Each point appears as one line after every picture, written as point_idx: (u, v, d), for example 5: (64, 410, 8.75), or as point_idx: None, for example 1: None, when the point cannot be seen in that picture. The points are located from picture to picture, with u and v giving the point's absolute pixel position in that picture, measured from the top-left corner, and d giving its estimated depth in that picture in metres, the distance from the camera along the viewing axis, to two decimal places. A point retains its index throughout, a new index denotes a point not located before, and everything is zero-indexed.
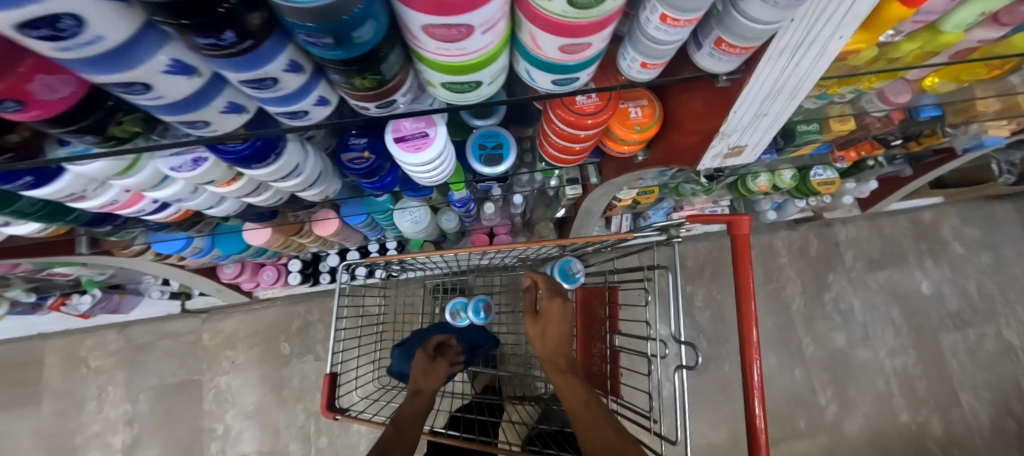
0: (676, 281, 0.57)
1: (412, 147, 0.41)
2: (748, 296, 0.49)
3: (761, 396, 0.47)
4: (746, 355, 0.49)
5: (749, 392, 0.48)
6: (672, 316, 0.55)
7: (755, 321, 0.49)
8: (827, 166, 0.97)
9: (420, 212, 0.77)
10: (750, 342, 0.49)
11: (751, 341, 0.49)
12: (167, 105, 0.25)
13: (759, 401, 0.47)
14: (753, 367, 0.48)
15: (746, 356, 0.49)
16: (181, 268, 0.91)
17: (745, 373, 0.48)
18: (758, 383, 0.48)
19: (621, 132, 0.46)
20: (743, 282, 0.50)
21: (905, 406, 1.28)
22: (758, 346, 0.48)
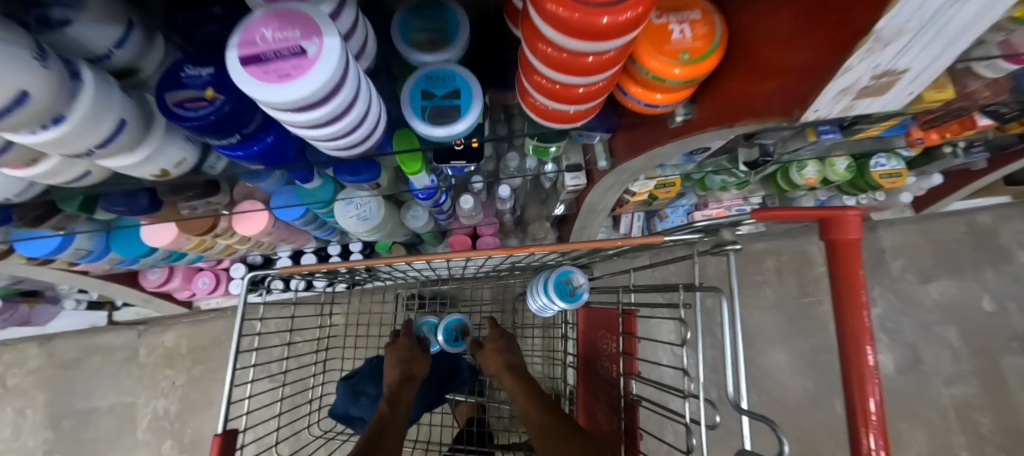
0: (732, 291, 0.42)
1: (273, 74, 0.22)
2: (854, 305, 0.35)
3: (881, 433, 0.33)
4: (854, 384, 0.34)
5: (857, 430, 0.34)
6: (732, 329, 0.40)
7: (869, 340, 0.35)
8: (892, 154, 0.77)
9: (371, 205, 0.59)
10: (860, 368, 0.34)
11: (866, 367, 0.34)
12: None
13: (879, 444, 0.33)
14: (870, 399, 0.33)
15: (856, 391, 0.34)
16: (83, 274, 0.73)
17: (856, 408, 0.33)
18: (876, 420, 0.33)
19: (657, 66, 0.27)
20: (847, 290, 0.36)
21: (964, 443, 1.09)
22: (876, 372, 0.34)
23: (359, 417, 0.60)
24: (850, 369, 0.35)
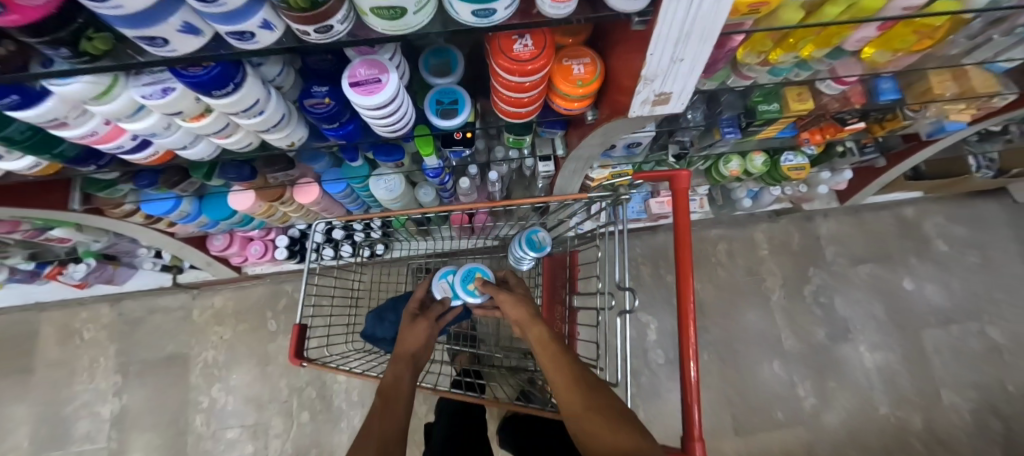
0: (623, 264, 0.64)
1: (365, 91, 0.44)
2: (686, 286, 0.51)
3: (697, 397, 0.47)
4: (683, 353, 0.50)
5: (686, 390, 0.49)
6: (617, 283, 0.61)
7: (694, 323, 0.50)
8: (797, 152, 0.98)
9: (395, 181, 0.80)
10: (688, 342, 0.50)
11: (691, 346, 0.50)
12: (127, 19, 0.28)
13: (697, 403, 0.47)
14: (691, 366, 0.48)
15: (684, 358, 0.50)
16: (170, 235, 0.95)
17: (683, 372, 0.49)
18: (694, 384, 0.48)
19: (566, 87, 0.49)
20: (683, 292, 0.51)
21: (886, 400, 1.28)
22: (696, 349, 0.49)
23: (383, 336, 0.82)
24: (685, 353, 0.50)
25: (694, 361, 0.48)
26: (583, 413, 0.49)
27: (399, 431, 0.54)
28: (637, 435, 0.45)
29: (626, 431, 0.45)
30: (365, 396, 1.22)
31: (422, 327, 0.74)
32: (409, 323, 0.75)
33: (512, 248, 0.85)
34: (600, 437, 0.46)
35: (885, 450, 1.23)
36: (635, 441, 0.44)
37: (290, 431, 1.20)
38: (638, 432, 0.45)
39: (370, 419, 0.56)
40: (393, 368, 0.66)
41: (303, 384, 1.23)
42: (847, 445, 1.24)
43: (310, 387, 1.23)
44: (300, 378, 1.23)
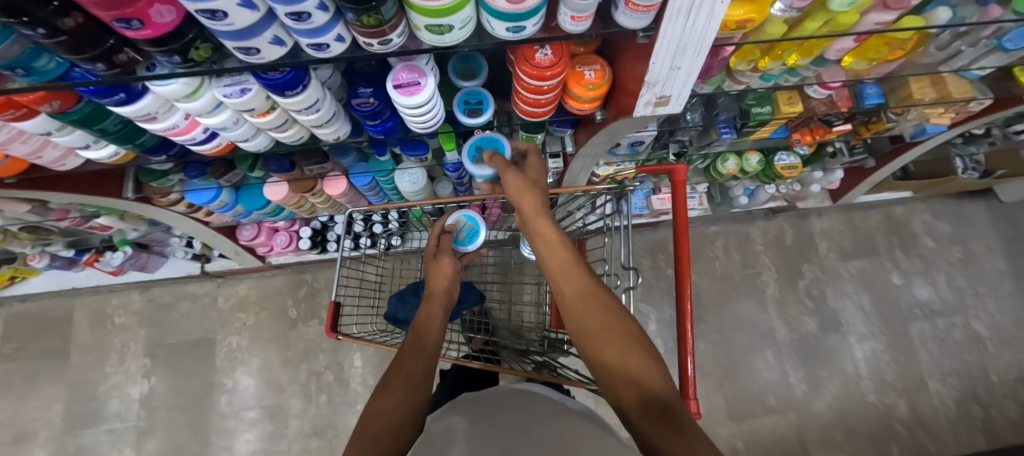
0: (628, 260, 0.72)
1: (406, 92, 0.51)
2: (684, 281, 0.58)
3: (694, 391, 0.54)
4: (682, 351, 0.56)
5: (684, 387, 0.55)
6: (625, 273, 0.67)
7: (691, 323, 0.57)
8: (790, 152, 1.05)
9: (418, 174, 0.87)
10: (686, 342, 0.56)
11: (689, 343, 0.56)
12: (234, 32, 0.36)
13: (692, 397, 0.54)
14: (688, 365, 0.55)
15: (683, 354, 0.56)
16: (206, 225, 1.02)
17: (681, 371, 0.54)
18: (691, 379, 0.54)
19: (578, 91, 0.56)
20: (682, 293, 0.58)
21: (874, 388, 1.33)
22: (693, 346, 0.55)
23: (405, 318, 0.88)
24: (684, 348, 0.56)
25: (691, 357, 0.55)
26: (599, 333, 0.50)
27: (425, 372, 0.58)
28: (648, 358, 0.47)
29: (640, 353, 0.47)
30: (381, 380, 1.29)
31: (446, 266, 0.80)
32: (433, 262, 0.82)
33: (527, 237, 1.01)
34: (614, 355, 0.47)
35: (873, 436, 1.29)
36: (645, 366, 0.46)
37: (307, 412, 1.26)
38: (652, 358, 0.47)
39: (400, 360, 0.60)
40: (428, 307, 0.73)
41: (321, 368, 1.30)
42: (835, 430, 1.30)
43: (328, 371, 1.30)
44: (319, 363, 1.31)
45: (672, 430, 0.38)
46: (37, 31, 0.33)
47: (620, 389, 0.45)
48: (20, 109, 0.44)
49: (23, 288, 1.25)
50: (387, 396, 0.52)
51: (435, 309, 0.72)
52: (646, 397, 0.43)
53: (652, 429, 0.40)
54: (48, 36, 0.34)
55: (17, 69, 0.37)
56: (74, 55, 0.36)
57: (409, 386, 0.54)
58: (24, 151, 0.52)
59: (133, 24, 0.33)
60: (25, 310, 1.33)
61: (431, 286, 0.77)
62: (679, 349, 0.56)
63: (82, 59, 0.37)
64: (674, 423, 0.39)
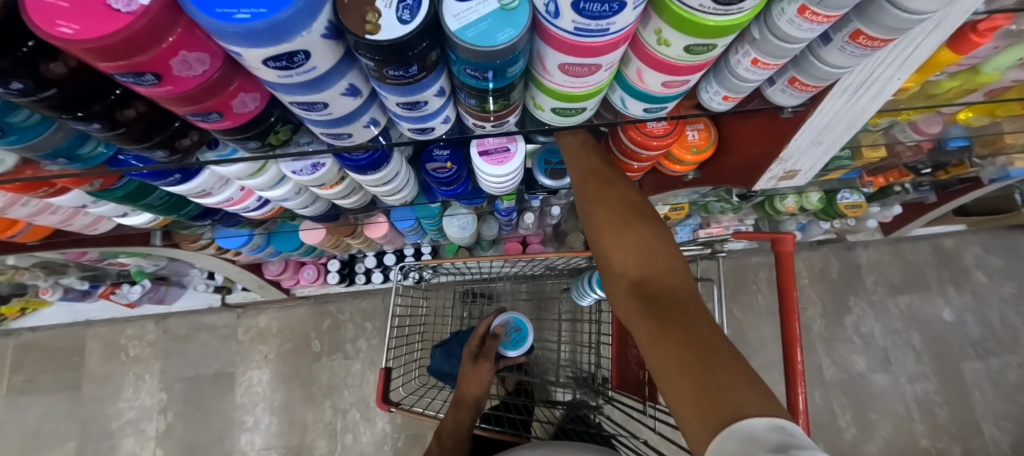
0: (720, 294, 0.61)
1: (494, 160, 0.45)
2: (792, 312, 0.52)
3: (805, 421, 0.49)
4: (791, 382, 0.51)
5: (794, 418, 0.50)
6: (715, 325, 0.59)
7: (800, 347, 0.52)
8: (854, 190, 0.99)
9: (468, 219, 0.82)
10: (795, 367, 0.51)
11: (797, 367, 0.51)
12: (330, 120, 0.29)
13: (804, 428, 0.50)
14: (800, 393, 0.50)
15: (791, 384, 0.51)
16: (232, 262, 0.96)
17: (791, 401, 0.50)
18: (802, 410, 0.50)
19: (678, 153, 0.49)
20: (788, 313, 0.53)
21: (926, 432, 1.27)
22: (802, 372, 0.50)
23: (451, 372, 0.83)
24: (791, 378, 0.51)
25: (803, 388, 0.49)
26: (607, 228, 0.43)
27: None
28: (665, 251, 0.40)
29: (655, 247, 0.40)
30: (409, 420, 1.22)
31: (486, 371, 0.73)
32: (471, 365, 0.75)
33: (578, 282, 0.92)
34: (620, 253, 0.42)
35: None
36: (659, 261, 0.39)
37: (333, 453, 1.20)
38: (671, 253, 0.40)
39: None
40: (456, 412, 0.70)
41: (347, 406, 1.24)
42: None
43: (354, 408, 1.23)
44: (344, 400, 1.24)
45: (672, 331, 0.33)
46: (90, 125, 0.27)
47: (624, 287, 0.40)
48: (53, 186, 0.38)
49: (34, 319, 1.19)
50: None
51: (462, 416, 0.69)
52: (647, 292, 0.37)
53: (649, 328, 0.35)
54: (104, 130, 0.27)
55: (59, 159, 0.31)
56: (132, 145, 0.30)
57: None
58: (52, 221, 0.46)
59: (211, 116, 0.27)
60: (35, 340, 1.27)
61: (462, 390, 0.72)
62: (786, 379, 0.51)
63: (140, 148, 0.31)
64: (680, 326, 0.33)
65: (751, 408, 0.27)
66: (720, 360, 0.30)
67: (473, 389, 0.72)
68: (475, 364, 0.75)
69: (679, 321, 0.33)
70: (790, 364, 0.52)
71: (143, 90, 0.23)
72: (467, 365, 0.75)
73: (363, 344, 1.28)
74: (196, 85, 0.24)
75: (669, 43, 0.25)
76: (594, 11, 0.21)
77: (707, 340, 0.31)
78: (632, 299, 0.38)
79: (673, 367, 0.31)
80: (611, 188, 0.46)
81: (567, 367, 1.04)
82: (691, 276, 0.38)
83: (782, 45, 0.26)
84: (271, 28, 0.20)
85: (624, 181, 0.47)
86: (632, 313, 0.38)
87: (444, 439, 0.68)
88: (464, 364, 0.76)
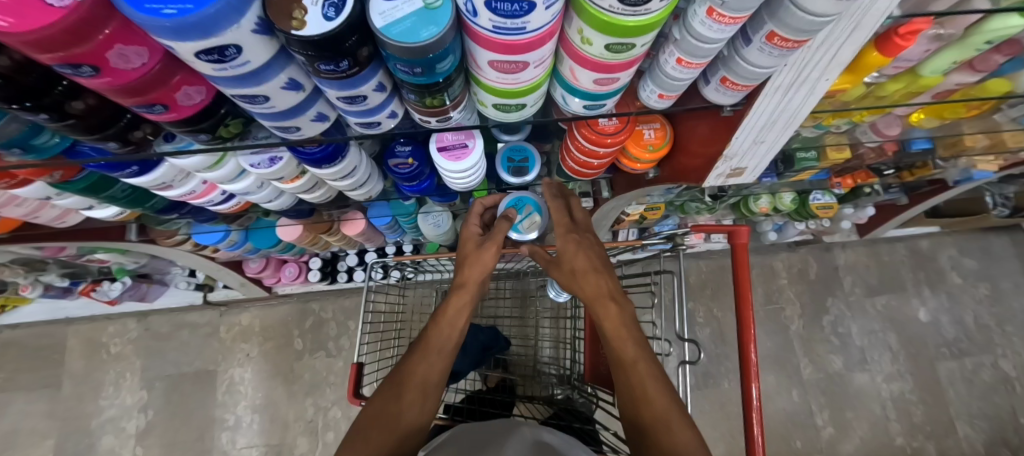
0: (681, 298, 0.61)
1: (452, 156, 0.46)
2: (746, 305, 0.53)
3: (760, 420, 0.50)
4: (744, 376, 0.52)
5: (748, 414, 0.51)
6: (676, 322, 0.59)
7: (753, 342, 0.53)
8: (826, 191, 1.02)
9: (443, 217, 0.82)
10: (749, 363, 0.52)
11: (751, 364, 0.52)
12: (276, 113, 0.31)
13: (758, 423, 0.50)
14: (753, 391, 0.51)
15: (746, 381, 0.52)
16: (212, 259, 0.96)
17: (745, 397, 0.51)
18: (756, 408, 0.51)
19: (635, 151, 0.51)
20: (743, 312, 0.54)
21: (901, 431, 1.29)
22: (756, 370, 0.52)
23: None
24: (747, 375, 0.52)
25: (755, 385, 0.51)
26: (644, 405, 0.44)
27: (442, 376, 0.52)
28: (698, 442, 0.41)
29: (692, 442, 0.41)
30: None
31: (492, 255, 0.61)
32: (473, 248, 0.63)
33: (553, 278, 0.93)
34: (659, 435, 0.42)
35: None
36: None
37: (315, 451, 1.20)
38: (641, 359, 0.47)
39: (411, 359, 0.53)
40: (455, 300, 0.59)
41: (328, 404, 1.24)
42: None
43: (335, 406, 1.24)
44: (326, 398, 1.25)
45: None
46: (39, 116, 0.27)
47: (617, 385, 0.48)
48: (15, 178, 0.39)
49: (11, 317, 1.18)
50: (400, 405, 0.48)
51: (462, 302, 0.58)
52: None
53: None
54: (53, 120, 0.28)
55: (14, 149, 0.32)
56: (84, 136, 0.31)
57: (421, 397, 0.49)
58: (19, 213, 0.47)
59: (156, 108, 0.28)
60: (15, 338, 1.26)
61: (463, 273, 0.61)
62: (740, 376, 0.52)
63: (92, 139, 0.32)
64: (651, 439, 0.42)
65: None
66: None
67: (475, 270, 0.61)
68: (480, 247, 0.62)
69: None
70: (745, 362, 0.53)
71: (83, 81, 0.24)
72: (468, 247, 0.63)
73: (345, 343, 1.29)
74: (137, 78, 0.25)
75: (590, 42, 0.27)
76: (506, 10, 0.23)
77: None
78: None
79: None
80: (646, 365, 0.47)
81: (550, 365, 1.05)
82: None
83: (699, 45, 0.28)
84: (197, 23, 0.21)
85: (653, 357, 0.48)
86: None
87: (444, 329, 0.55)
88: (464, 245, 0.64)
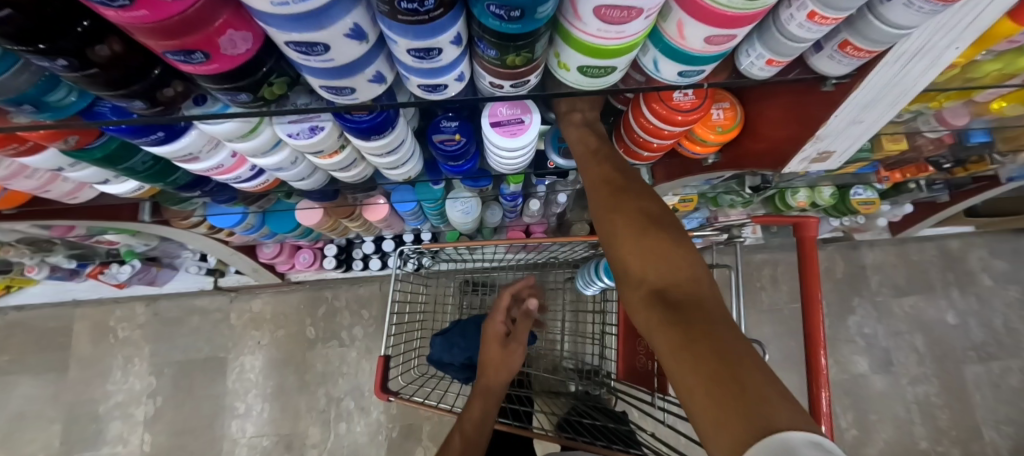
0: (737, 294, 0.57)
1: (507, 132, 0.42)
2: (816, 304, 0.49)
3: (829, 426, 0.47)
4: (813, 382, 0.48)
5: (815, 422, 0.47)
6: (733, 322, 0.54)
7: (823, 347, 0.49)
8: (867, 186, 0.97)
9: (471, 204, 0.78)
10: (818, 368, 0.48)
11: (821, 369, 0.48)
12: (332, 69, 0.26)
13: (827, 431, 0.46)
14: (823, 398, 0.47)
15: (814, 386, 0.48)
16: (225, 243, 0.92)
17: (814, 404, 0.47)
18: (825, 415, 0.47)
19: (702, 132, 0.46)
20: (812, 312, 0.50)
21: (926, 435, 1.26)
22: (826, 376, 0.48)
23: (450, 362, 0.81)
24: (816, 381, 0.48)
25: (825, 391, 0.47)
26: (621, 233, 0.39)
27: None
28: (683, 253, 0.36)
29: (674, 254, 0.36)
30: (406, 410, 1.20)
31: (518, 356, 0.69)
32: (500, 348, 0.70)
33: (582, 270, 0.89)
34: (633, 258, 0.37)
35: None
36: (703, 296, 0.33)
37: (326, 442, 1.18)
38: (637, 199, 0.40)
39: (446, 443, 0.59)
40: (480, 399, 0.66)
41: (340, 394, 1.21)
42: None
43: (348, 397, 1.21)
44: (338, 388, 1.22)
45: (696, 344, 0.29)
46: (55, 63, 0.23)
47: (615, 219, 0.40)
48: (25, 143, 0.34)
49: (17, 298, 1.14)
50: None
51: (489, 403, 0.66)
52: (664, 295, 0.34)
53: (669, 337, 0.31)
54: (72, 69, 0.23)
55: (24, 106, 0.27)
56: (107, 92, 0.26)
57: None
58: (28, 186, 0.43)
59: (195, 56, 0.23)
60: (20, 320, 1.23)
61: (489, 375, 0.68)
62: (808, 381, 0.48)
63: (116, 96, 0.27)
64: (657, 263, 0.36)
65: (786, 417, 0.24)
66: (753, 386, 0.26)
67: (499, 377, 0.67)
68: (505, 349, 0.70)
69: (707, 334, 0.29)
70: (813, 367, 0.49)
71: (111, 14, 0.19)
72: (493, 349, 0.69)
73: (359, 332, 1.25)
74: (178, 13, 0.20)
75: None
76: None
77: (738, 362, 0.27)
78: (654, 312, 0.33)
79: (700, 394, 0.27)
80: (629, 193, 0.41)
81: (570, 359, 1.01)
82: (714, 284, 0.34)
83: None
84: None
85: (641, 185, 0.42)
86: (647, 323, 0.34)
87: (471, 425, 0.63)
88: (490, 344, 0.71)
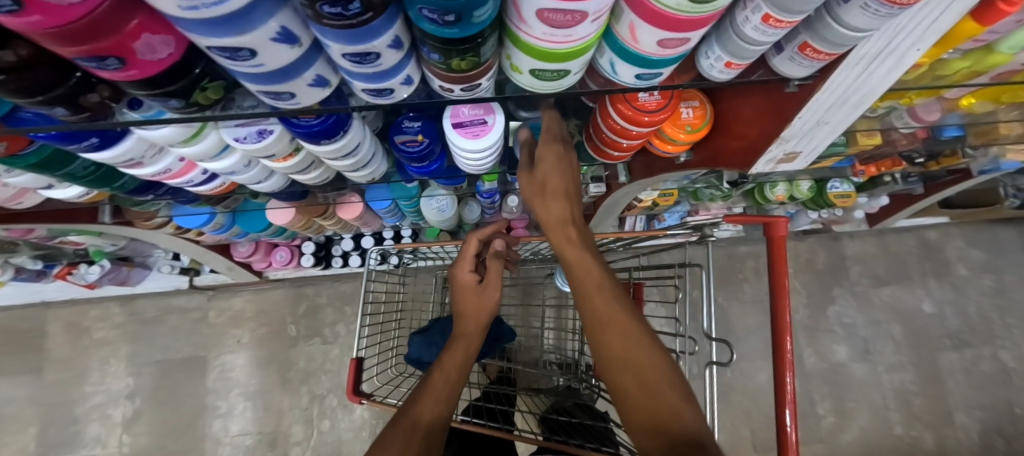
0: (708, 288, 0.57)
1: (469, 133, 0.40)
2: (782, 291, 0.50)
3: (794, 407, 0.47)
4: (779, 368, 0.49)
5: (781, 406, 0.48)
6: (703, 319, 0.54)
7: (789, 334, 0.49)
8: (844, 180, 0.99)
9: (446, 201, 0.77)
10: (783, 354, 0.49)
11: (786, 354, 0.49)
12: (264, 75, 0.25)
13: (792, 414, 0.47)
14: (788, 380, 0.48)
15: (780, 370, 0.49)
16: (196, 242, 0.90)
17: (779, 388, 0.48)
18: (790, 397, 0.48)
19: (671, 131, 0.46)
20: (779, 300, 0.50)
21: (900, 420, 1.30)
22: (791, 361, 0.49)
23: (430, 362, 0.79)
24: (781, 365, 0.49)
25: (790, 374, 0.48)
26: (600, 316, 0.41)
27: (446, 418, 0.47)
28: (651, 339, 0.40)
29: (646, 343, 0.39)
30: None
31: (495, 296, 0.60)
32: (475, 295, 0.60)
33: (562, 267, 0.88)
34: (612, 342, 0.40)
35: None
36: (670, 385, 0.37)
37: (310, 439, 1.17)
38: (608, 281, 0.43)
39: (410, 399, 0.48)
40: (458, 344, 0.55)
41: (324, 392, 1.20)
42: None
43: (332, 394, 1.20)
44: (321, 385, 1.21)
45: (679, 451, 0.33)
46: None
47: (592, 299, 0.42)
48: None
49: None
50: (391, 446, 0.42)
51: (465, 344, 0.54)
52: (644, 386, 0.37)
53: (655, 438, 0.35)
54: None
55: None
56: (21, 99, 0.24)
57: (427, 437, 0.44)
58: None
59: (108, 62, 0.22)
60: None
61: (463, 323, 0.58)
62: (774, 366, 0.49)
63: (33, 103, 0.25)
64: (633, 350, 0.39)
65: None
66: None
67: (478, 319, 0.59)
68: (480, 295, 0.60)
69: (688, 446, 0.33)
70: (778, 351, 0.50)
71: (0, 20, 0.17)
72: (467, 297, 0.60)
73: (341, 329, 1.24)
74: (80, 17, 0.18)
75: None
76: None
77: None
78: (635, 402, 0.37)
79: None
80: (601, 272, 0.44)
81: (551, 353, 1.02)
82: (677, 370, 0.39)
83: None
84: None
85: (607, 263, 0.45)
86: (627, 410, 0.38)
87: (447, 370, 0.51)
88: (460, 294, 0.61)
